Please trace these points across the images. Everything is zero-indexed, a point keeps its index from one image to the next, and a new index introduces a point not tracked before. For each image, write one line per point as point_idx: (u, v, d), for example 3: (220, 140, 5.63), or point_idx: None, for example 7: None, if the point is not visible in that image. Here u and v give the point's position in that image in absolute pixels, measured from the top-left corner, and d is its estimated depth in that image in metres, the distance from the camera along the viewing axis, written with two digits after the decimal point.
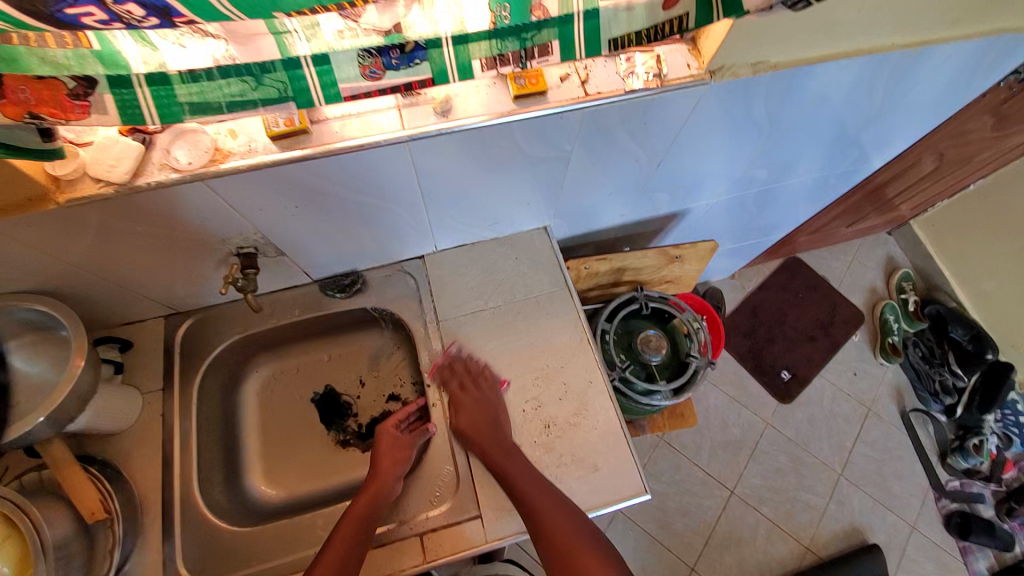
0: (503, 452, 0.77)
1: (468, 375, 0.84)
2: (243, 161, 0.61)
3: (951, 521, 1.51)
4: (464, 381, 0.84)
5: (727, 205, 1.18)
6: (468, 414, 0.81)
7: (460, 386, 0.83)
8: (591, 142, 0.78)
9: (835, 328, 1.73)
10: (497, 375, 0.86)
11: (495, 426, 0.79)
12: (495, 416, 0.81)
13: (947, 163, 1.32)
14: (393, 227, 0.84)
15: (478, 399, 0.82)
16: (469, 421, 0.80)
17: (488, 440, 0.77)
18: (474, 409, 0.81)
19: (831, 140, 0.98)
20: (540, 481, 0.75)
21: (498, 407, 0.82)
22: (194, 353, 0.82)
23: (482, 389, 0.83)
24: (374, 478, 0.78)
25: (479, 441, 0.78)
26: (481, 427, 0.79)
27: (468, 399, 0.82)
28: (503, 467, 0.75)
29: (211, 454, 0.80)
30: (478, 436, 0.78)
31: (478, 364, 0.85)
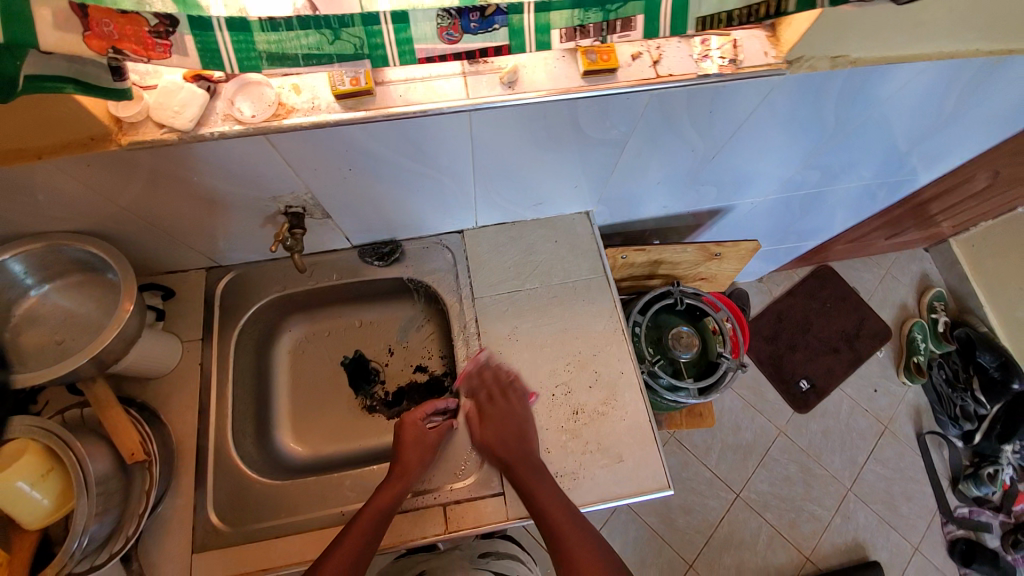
0: (531, 469, 0.74)
1: (497, 385, 0.81)
2: (307, 118, 0.58)
3: (955, 547, 1.53)
4: (493, 391, 0.81)
5: (771, 204, 1.15)
6: (493, 426, 0.78)
7: (488, 396, 0.80)
8: (652, 127, 0.73)
9: (860, 342, 1.74)
10: (526, 387, 0.82)
11: (521, 441, 0.76)
12: (522, 432, 0.77)
13: (1001, 182, 1.36)
14: (440, 200, 0.81)
15: (504, 412, 0.79)
16: (493, 434, 0.77)
17: (513, 456, 0.75)
18: (498, 421, 0.78)
19: (886, 149, 0.97)
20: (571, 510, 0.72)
21: (526, 421, 0.79)
22: (231, 307, 0.87)
23: (509, 402, 0.80)
24: (398, 471, 0.76)
25: (503, 456, 0.75)
26: (505, 439, 0.76)
27: (495, 411, 0.79)
28: (529, 485, 0.72)
29: (244, 408, 0.85)
30: (504, 448, 0.75)
31: (506, 374, 0.83)
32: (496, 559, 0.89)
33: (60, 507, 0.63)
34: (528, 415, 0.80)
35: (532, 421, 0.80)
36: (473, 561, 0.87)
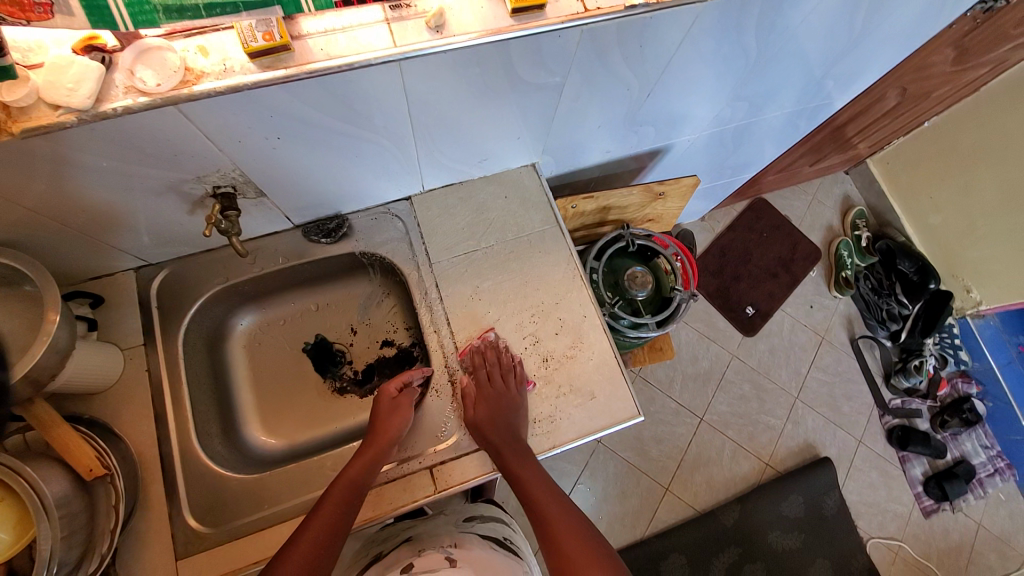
0: (520, 456, 0.76)
1: (499, 366, 0.81)
2: (221, 81, 0.53)
3: (893, 434, 1.73)
4: (493, 371, 0.81)
5: (706, 140, 1.19)
6: (488, 407, 0.78)
7: (488, 377, 0.80)
8: (587, 66, 0.72)
9: (795, 265, 1.88)
10: (526, 373, 0.83)
11: (513, 431, 0.77)
12: (515, 417, 0.78)
13: (908, 99, 1.47)
14: (383, 165, 0.78)
15: (501, 394, 0.79)
16: (487, 416, 0.78)
17: (502, 440, 0.76)
18: (495, 404, 0.78)
19: (804, 75, 1.02)
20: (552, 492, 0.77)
21: (518, 405, 0.79)
22: (170, 307, 0.81)
23: (508, 386, 0.80)
24: (371, 443, 0.76)
25: (493, 440, 0.76)
26: (497, 424, 0.77)
27: (490, 391, 0.79)
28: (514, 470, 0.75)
29: (204, 408, 0.81)
30: (494, 432, 0.77)
31: (509, 358, 0.82)
32: (481, 522, 0.90)
33: (22, 536, 0.59)
34: (522, 398, 0.81)
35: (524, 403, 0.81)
36: (458, 525, 0.87)
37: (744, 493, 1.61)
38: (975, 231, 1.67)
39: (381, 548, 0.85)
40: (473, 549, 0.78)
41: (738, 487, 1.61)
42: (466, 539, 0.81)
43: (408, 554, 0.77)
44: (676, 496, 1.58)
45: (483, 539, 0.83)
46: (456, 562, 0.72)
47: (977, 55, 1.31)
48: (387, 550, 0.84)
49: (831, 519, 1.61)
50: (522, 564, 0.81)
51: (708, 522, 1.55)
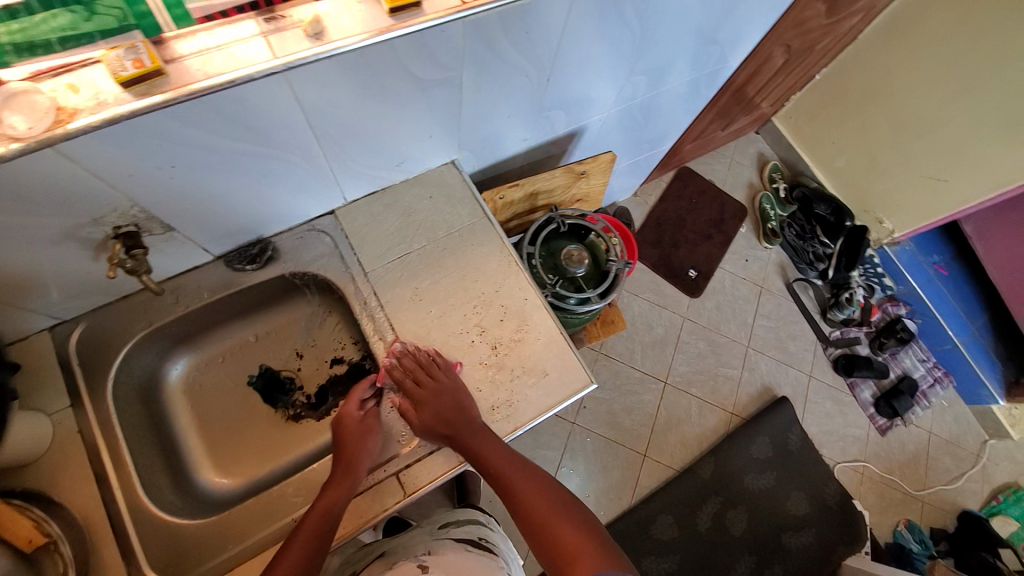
0: (474, 433, 0.75)
1: (421, 367, 0.80)
2: (96, 115, 0.51)
3: (838, 363, 1.86)
4: (420, 374, 0.79)
5: (617, 117, 1.25)
6: (430, 408, 0.77)
7: (415, 380, 0.79)
8: (479, 57, 0.74)
9: (726, 224, 1.99)
10: (450, 357, 0.83)
11: (463, 415, 0.76)
12: (460, 403, 0.77)
13: (795, 54, 1.59)
14: (296, 181, 0.77)
15: (434, 390, 0.77)
16: (431, 415, 0.76)
17: (454, 428, 0.75)
18: (435, 401, 0.77)
19: (691, 41, 1.09)
20: (529, 469, 0.78)
21: (457, 390, 0.79)
22: (94, 362, 0.77)
23: (438, 378, 0.79)
24: (344, 474, 0.73)
25: (446, 431, 0.75)
26: (445, 417, 0.76)
27: (426, 392, 0.77)
28: (476, 450, 0.74)
29: (149, 461, 0.78)
30: (445, 424, 0.76)
31: (428, 354, 0.81)
32: (456, 526, 0.90)
33: None
34: (458, 383, 0.80)
35: (463, 386, 0.80)
36: (433, 533, 0.87)
37: (716, 444, 1.69)
38: (875, 166, 1.82)
39: (356, 566, 0.85)
40: (448, 553, 0.78)
41: (710, 439, 1.69)
42: (440, 544, 0.81)
43: (382, 568, 0.77)
44: (655, 461, 1.63)
45: (457, 543, 0.83)
46: (428, 568, 0.73)
47: (846, 5, 1.44)
48: (361, 567, 0.83)
49: (798, 453, 1.71)
50: (497, 561, 0.82)
51: (688, 479, 1.62)
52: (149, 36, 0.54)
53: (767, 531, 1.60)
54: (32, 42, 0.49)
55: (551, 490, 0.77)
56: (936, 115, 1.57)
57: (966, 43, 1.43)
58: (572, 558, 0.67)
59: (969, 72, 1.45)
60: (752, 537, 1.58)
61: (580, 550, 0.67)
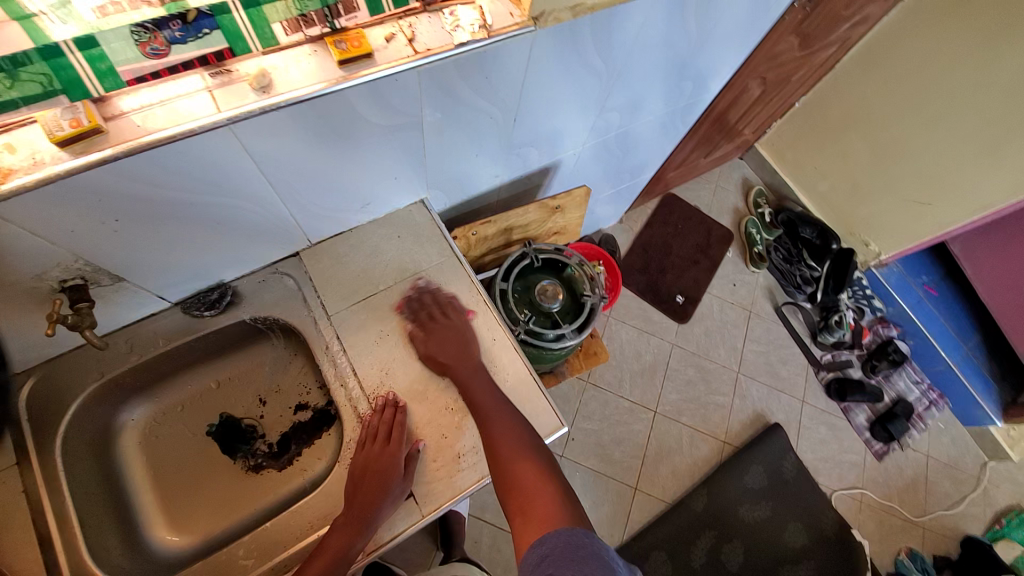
0: (470, 371, 0.81)
1: (437, 305, 0.87)
2: (30, 175, 0.51)
3: (831, 388, 1.82)
4: (434, 311, 0.86)
5: (593, 150, 1.25)
6: (436, 339, 0.83)
7: (432, 312, 0.86)
8: (438, 101, 0.74)
9: (712, 248, 1.98)
10: (463, 305, 0.89)
11: (463, 352, 0.83)
12: (463, 342, 0.84)
13: (771, 84, 1.61)
14: (254, 228, 0.77)
15: (446, 324, 0.85)
16: (436, 346, 0.82)
17: (455, 362, 0.82)
18: (443, 336, 0.84)
19: (661, 77, 1.09)
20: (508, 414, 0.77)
21: (467, 335, 0.85)
22: (44, 416, 0.74)
23: (450, 318, 0.86)
24: (330, 540, 0.69)
25: (444, 363, 0.82)
26: (448, 352, 0.82)
27: (437, 325, 0.84)
28: (464, 383, 0.80)
29: (97, 520, 0.74)
30: (447, 357, 0.82)
31: (445, 296, 0.88)
32: None
33: None
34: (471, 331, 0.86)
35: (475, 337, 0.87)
36: None
37: (708, 475, 1.64)
38: (859, 191, 1.83)
39: None
40: None
41: (702, 470, 1.65)
42: None
43: None
44: (646, 494, 1.59)
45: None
46: None
47: (820, 37, 1.46)
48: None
49: (793, 482, 1.67)
50: None
51: (680, 512, 1.57)
52: (78, 99, 0.51)
53: (765, 566, 1.54)
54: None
55: (526, 436, 0.74)
56: (915, 142, 1.59)
57: (939, 69, 1.46)
58: (530, 503, 0.67)
59: (943, 98, 1.47)
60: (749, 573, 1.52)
61: (539, 500, 0.67)
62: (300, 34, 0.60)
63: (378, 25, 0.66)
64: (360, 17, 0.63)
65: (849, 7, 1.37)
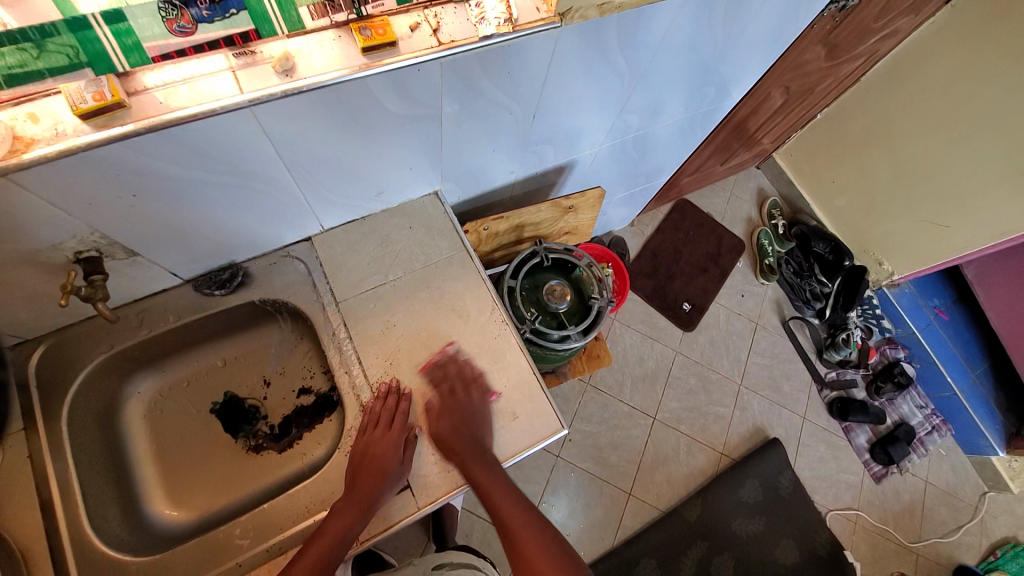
0: (484, 463, 0.75)
1: (460, 379, 0.81)
2: (51, 146, 0.51)
3: (833, 407, 1.81)
4: (455, 385, 0.81)
5: (610, 151, 1.24)
6: (450, 421, 0.78)
7: (450, 390, 0.80)
8: (458, 94, 0.74)
9: (723, 257, 1.97)
10: (489, 384, 0.83)
11: (478, 440, 0.77)
12: (478, 426, 0.78)
13: (795, 94, 1.59)
14: (268, 210, 0.77)
15: (461, 407, 0.79)
16: (450, 429, 0.77)
17: (467, 452, 0.75)
18: (458, 416, 0.78)
19: (683, 82, 1.08)
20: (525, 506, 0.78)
21: (483, 419, 0.79)
22: (52, 384, 0.75)
23: (470, 397, 0.80)
24: (327, 521, 0.70)
25: (456, 450, 0.76)
26: (462, 435, 0.77)
27: (455, 404, 0.79)
28: (476, 478, 0.74)
29: (98, 490, 0.75)
30: (459, 444, 0.76)
31: (471, 370, 0.83)
32: (450, 569, 0.87)
33: None
34: (487, 413, 0.81)
35: (490, 419, 0.81)
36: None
37: (703, 485, 1.64)
38: (876, 209, 1.81)
39: None
40: None
41: (698, 480, 1.64)
42: None
43: None
44: (639, 500, 1.58)
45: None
46: None
47: (846, 49, 1.44)
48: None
49: (789, 498, 1.66)
50: None
51: (673, 521, 1.57)
52: (104, 74, 0.51)
53: None
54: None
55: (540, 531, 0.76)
56: (938, 162, 1.56)
57: (966, 90, 1.43)
58: None
59: (969, 120, 1.45)
60: None
61: None
62: (327, 19, 0.60)
63: (404, 13, 0.65)
64: (386, 5, 0.63)
65: (878, 21, 1.35)
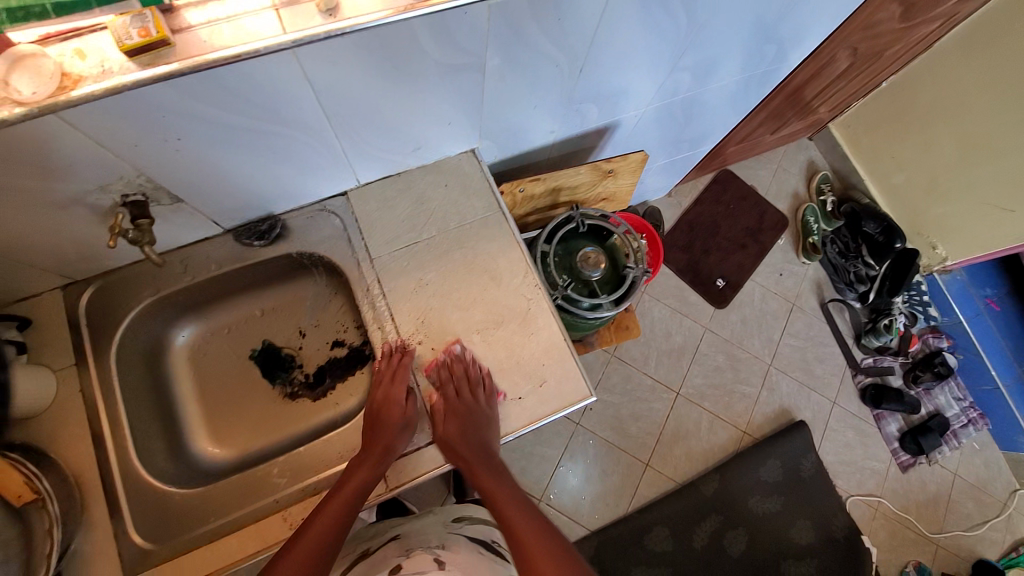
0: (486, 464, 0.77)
1: (466, 381, 0.78)
2: (99, 84, 0.51)
3: (866, 393, 1.75)
4: (459, 386, 0.78)
5: (656, 113, 1.17)
6: (455, 423, 0.78)
7: (454, 390, 0.78)
8: (504, 43, 0.70)
9: (763, 234, 1.88)
10: (496, 385, 0.81)
11: (479, 443, 0.78)
12: (483, 427, 0.78)
13: (862, 58, 1.45)
14: (308, 162, 0.76)
15: (465, 410, 0.77)
16: (455, 430, 0.78)
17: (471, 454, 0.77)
18: (462, 416, 0.78)
19: (742, 39, 0.99)
20: (531, 515, 0.76)
21: (486, 420, 0.78)
22: (101, 324, 0.79)
23: (474, 398, 0.77)
24: (353, 468, 0.73)
25: (460, 452, 0.77)
26: (467, 437, 0.78)
27: (457, 406, 0.77)
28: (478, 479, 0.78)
29: (146, 426, 0.79)
30: (465, 446, 0.77)
31: (478, 370, 0.80)
32: (470, 523, 0.86)
33: None
34: (493, 416, 0.80)
35: (495, 423, 0.80)
36: (447, 526, 0.84)
37: (722, 462, 1.63)
38: (936, 189, 1.68)
39: (372, 545, 0.83)
40: (460, 551, 0.75)
41: (717, 456, 1.64)
42: (454, 539, 0.78)
43: (395, 554, 0.75)
44: (656, 472, 1.59)
45: (471, 542, 0.79)
46: (444, 564, 0.70)
47: (925, 8, 1.30)
48: (374, 547, 0.82)
49: (809, 480, 1.64)
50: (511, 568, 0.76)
51: (688, 494, 1.57)
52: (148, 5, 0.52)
53: (767, 558, 1.54)
54: (27, 8, 0.48)
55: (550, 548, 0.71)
56: (1016, 138, 1.42)
57: None
58: None
59: None
60: (749, 562, 1.52)
61: None
62: None
63: None
64: None
65: None
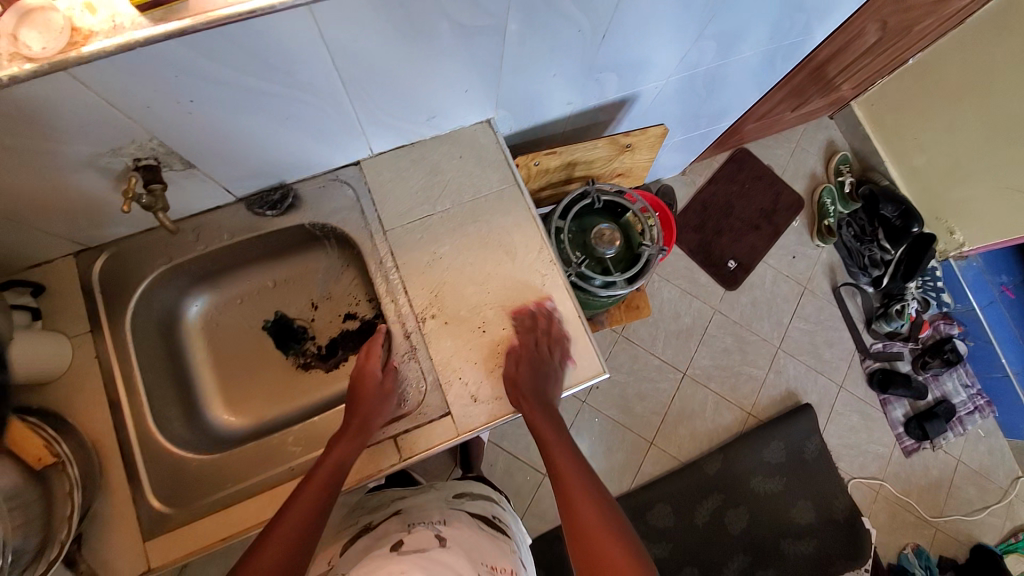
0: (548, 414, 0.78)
1: (546, 335, 0.80)
2: (110, 39, 0.49)
3: (873, 378, 1.74)
4: (540, 338, 0.80)
5: (676, 86, 1.13)
6: (528, 369, 0.78)
7: (534, 341, 0.79)
8: (527, 6, 0.66)
9: (777, 215, 1.84)
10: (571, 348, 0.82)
11: (546, 394, 0.78)
12: (550, 382, 0.79)
13: (891, 32, 1.39)
14: (322, 128, 0.74)
15: (540, 359, 0.79)
16: (525, 376, 0.78)
17: (539, 402, 0.77)
18: (535, 365, 0.78)
19: (770, 9, 0.95)
20: (586, 475, 0.75)
21: (554, 374, 0.80)
22: (115, 291, 0.79)
23: (547, 351, 0.79)
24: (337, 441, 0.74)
25: (528, 397, 0.77)
26: (536, 385, 0.78)
27: (534, 353, 0.78)
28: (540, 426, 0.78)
29: (161, 393, 0.80)
30: (532, 394, 0.77)
31: (559, 328, 0.81)
32: (470, 499, 0.88)
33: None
34: (561, 372, 0.81)
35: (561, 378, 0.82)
36: (448, 501, 0.85)
37: (726, 442, 1.64)
38: (959, 172, 1.64)
39: (370, 518, 0.83)
40: (462, 527, 0.76)
41: (721, 437, 1.64)
42: (455, 516, 0.79)
43: (397, 529, 0.75)
44: (660, 450, 1.61)
45: (472, 519, 0.81)
46: (445, 542, 0.70)
47: None
48: (376, 520, 0.82)
49: (812, 462, 1.65)
50: (510, 545, 0.79)
51: (692, 473, 1.59)
52: None
53: (766, 537, 1.56)
54: None
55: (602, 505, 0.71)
56: None
57: None
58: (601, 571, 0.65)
59: None
60: (748, 539, 1.55)
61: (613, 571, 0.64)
62: None
63: None
64: None
65: None
